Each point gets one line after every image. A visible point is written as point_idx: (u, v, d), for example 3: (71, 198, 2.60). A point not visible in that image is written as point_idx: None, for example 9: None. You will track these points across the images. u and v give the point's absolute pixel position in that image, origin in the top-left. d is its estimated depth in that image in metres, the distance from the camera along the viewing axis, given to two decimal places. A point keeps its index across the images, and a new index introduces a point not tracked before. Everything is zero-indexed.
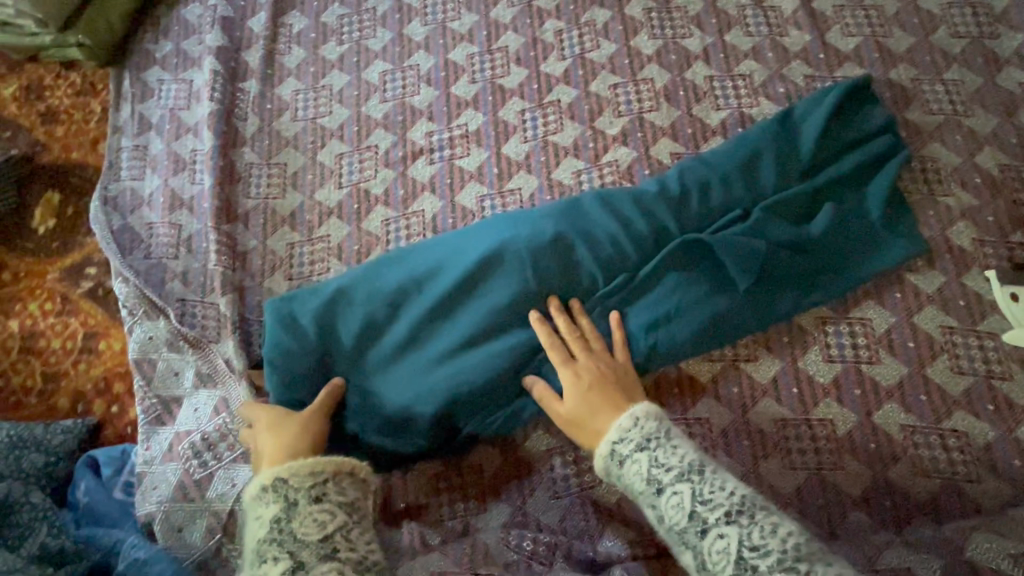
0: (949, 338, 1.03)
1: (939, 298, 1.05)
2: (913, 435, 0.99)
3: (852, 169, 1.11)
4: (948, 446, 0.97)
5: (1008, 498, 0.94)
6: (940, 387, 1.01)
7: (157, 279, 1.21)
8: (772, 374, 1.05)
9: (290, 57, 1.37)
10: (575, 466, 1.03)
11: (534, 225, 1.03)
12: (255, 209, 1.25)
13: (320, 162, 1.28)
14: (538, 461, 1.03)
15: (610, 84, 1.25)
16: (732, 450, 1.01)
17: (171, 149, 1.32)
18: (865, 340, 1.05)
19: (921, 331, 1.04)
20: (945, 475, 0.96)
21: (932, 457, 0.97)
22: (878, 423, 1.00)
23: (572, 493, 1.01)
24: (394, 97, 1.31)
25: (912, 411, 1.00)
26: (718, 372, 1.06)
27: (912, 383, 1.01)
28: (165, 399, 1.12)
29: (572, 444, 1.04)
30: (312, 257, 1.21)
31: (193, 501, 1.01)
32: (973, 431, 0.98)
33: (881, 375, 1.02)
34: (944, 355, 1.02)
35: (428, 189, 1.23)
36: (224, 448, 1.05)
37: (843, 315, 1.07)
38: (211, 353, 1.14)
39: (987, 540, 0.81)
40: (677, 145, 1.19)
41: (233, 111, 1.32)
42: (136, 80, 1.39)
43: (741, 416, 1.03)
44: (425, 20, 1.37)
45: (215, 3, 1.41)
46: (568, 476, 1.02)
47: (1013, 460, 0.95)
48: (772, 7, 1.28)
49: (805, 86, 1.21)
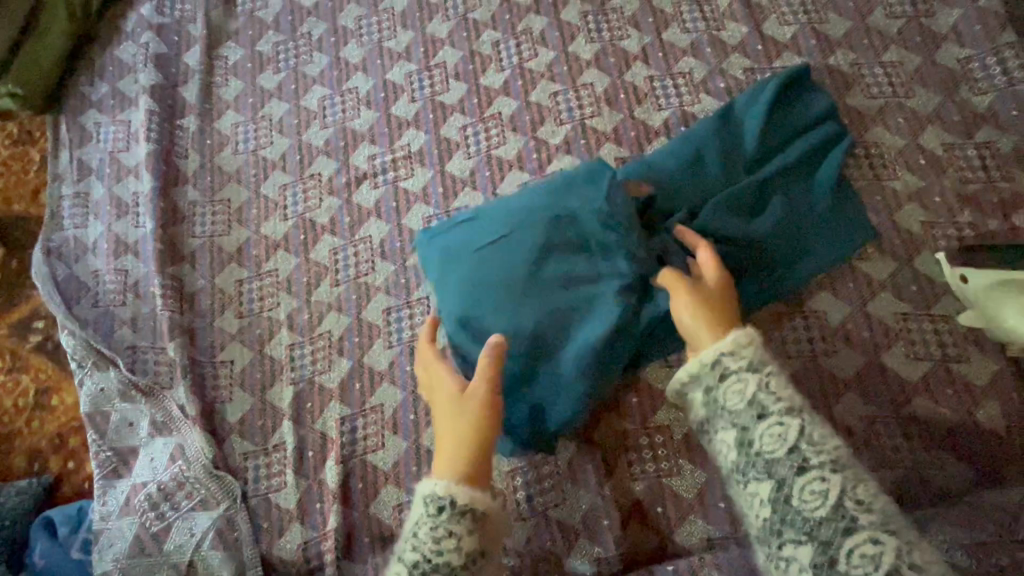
0: (903, 324, 1.02)
1: (891, 284, 1.04)
2: (873, 425, 0.97)
3: (800, 158, 1.08)
4: (909, 434, 0.96)
5: (972, 483, 0.92)
6: (897, 374, 0.99)
7: (106, 328, 1.19)
8: None
9: (227, 89, 1.35)
10: (538, 485, 1.01)
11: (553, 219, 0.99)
12: (201, 248, 1.23)
13: (263, 194, 1.26)
14: (499, 483, 1.01)
15: (550, 92, 1.24)
16: (694, 455, 1.00)
17: (113, 193, 1.30)
18: (820, 333, 1.03)
19: (875, 319, 1.03)
20: (908, 464, 0.94)
21: (894, 446, 0.96)
22: (838, 416, 0.98)
23: (537, 513, 0.99)
24: (334, 122, 1.29)
25: (871, 401, 0.99)
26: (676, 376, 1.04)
27: (870, 372, 1.00)
28: (120, 451, 1.10)
29: (533, 464, 1.02)
30: (261, 292, 1.19)
31: (151, 555, 1.00)
32: (932, 417, 0.96)
33: (838, 367, 1.01)
34: (900, 342, 1.01)
35: (374, 214, 1.21)
36: (181, 497, 1.04)
37: (798, 309, 1.05)
38: (164, 400, 1.12)
39: (944, 531, 0.80)
40: (621, 149, 1.18)
41: (173, 150, 1.30)
42: (73, 125, 1.37)
43: None
44: (362, 41, 1.35)
45: (147, 40, 1.39)
46: (531, 496, 1.00)
47: (974, 443, 0.94)
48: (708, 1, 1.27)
49: (745, 78, 1.20)
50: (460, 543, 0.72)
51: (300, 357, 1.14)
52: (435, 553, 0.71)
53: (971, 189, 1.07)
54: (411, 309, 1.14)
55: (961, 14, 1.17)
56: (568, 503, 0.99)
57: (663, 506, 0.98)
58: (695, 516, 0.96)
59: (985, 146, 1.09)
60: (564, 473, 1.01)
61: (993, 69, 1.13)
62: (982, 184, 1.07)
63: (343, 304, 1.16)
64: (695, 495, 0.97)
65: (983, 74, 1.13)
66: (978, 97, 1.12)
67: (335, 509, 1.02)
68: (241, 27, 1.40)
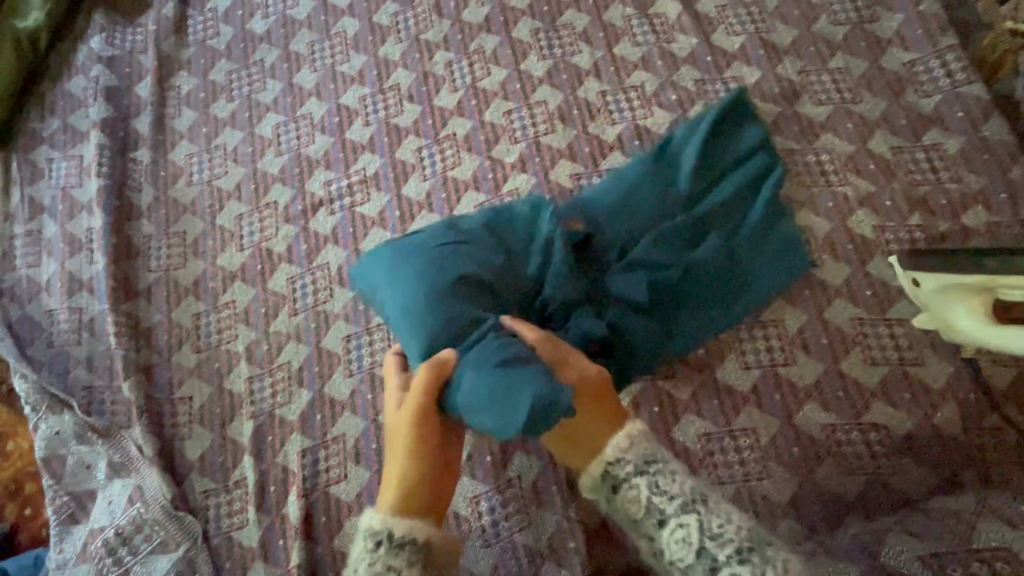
0: (860, 329, 1.02)
1: (847, 290, 1.05)
2: (834, 433, 0.97)
3: (735, 193, 1.07)
4: (869, 441, 0.96)
5: (932, 488, 0.93)
6: (856, 381, 1.00)
7: (60, 369, 1.16)
8: (692, 389, 1.02)
9: (181, 120, 1.34)
10: (503, 510, 1.00)
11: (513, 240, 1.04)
12: (157, 282, 1.21)
13: (219, 225, 1.25)
14: (464, 509, 1.00)
15: (504, 111, 1.24)
16: None
17: (66, 230, 1.27)
18: (779, 342, 1.03)
19: (832, 326, 1.03)
20: (869, 471, 0.95)
21: (856, 454, 0.96)
22: (799, 426, 0.98)
23: (503, 540, 0.98)
24: (289, 149, 1.28)
25: (831, 409, 0.99)
26: (637, 394, 1.03)
27: (829, 380, 1.00)
28: (77, 495, 1.08)
29: (497, 488, 1.01)
30: (219, 325, 1.17)
31: None
32: (891, 423, 0.97)
33: (797, 375, 1.01)
34: (857, 348, 1.01)
35: (331, 240, 1.20)
36: (139, 541, 1.02)
37: (755, 320, 1.05)
38: (121, 440, 1.10)
39: (900, 541, 0.80)
40: (575, 166, 1.18)
41: (126, 184, 1.29)
42: (24, 161, 1.35)
43: (665, 436, 1.00)
44: (315, 66, 1.34)
45: (97, 73, 1.37)
46: (496, 522, 0.99)
47: (932, 447, 0.95)
48: (657, 14, 1.27)
49: (697, 90, 1.20)
50: None
51: (260, 389, 1.12)
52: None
53: (920, 192, 1.08)
54: (371, 335, 1.12)
55: (904, 18, 1.19)
56: (534, 527, 0.98)
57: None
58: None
59: (933, 148, 1.10)
60: (529, 496, 1.00)
61: (937, 73, 1.14)
62: (932, 186, 1.08)
63: (302, 334, 1.14)
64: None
65: (928, 77, 1.14)
66: (924, 99, 1.13)
67: (298, 545, 1.00)
68: (193, 56, 1.39)
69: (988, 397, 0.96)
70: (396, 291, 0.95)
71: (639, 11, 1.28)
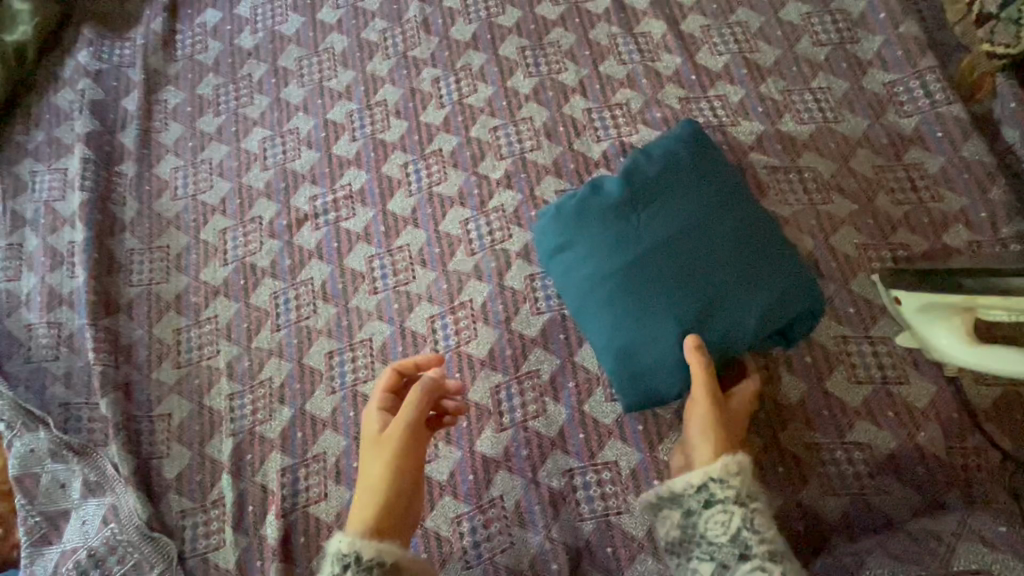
0: (843, 347, 1.02)
1: (830, 308, 1.05)
2: (819, 452, 0.97)
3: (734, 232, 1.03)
4: (853, 459, 0.96)
5: (915, 508, 0.92)
6: (839, 399, 0.99)
7: (38, 385, 1.15)
8: (675, 408, 1.02)
9: (167, 134, 1.34)
10: (486, 530, 0.98)
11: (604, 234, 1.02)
12: (138, 297, 1.20)
13: (203, 240, 1.24)
14: (445, 530, 0.99)
15: (490, 127, 1.24)
16: (643, 491, 0.98)
17: (48, 244, 1.26)
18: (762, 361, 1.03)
19: (815, 344, 1.03)
20: (854, 491, 0.94)
21: (840, 473, 0.95)
22: (784, 444, 0.98)
23: (485, 560, 0.97)
24: (276, 163, 1.28)
25: (815, 427, 0.98)
26: (622, 412, 1.03)
27: (812, 398, 1.00)
28: (49, 515, 1.05)
29: (479, 509, 0.99)
30: (200, 340, 1.16)
31: None
32: (875, 442, 0.96)
33: (781, 394, 1.01)
34: (841, 366, 1.01)
35: (316, 255, 1.19)
36: (113, 562, 0.99)
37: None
38: (97, 459, 1.08)
39: None
40: (561, 182, 1.18)
41: (110, 197, 1.28)
42: (7, 174, 1.34)
43: (649, 455, 1.00)
44: (303, 81, 1.35)
45: (84, 87, 1.37)
46: (478, 543, 0.98)
47: (916, 466, 0.94)
48: (641, 33, 1.29)
49: (682, 108, 1.21)
50: None
51: (240, 406, 1.10)
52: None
53: (902, 211, 1.09)
54: (354, 351, 1.12)
55: (884, 39, 1.21)
56: (514, 549, 0.97)
57: (611, 546, 0.96)
58: (644, 555, 0.94)
59: (913, 168, 1.11)
60: (511, 516, 0.99)
61: (917, 93, 1.16)
62: (913, 205, 1.09)
63: (284, 350, 1.13)
64: (641, 532, 0.96)
65: (908, 97, 1.16)
66: (904, 119, 1.15)
67: (275, 567, 0.98)
68: (181, 71, 1.39)
69: (970, 417, 0.96)
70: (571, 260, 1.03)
71: (623, 29, 1.29)
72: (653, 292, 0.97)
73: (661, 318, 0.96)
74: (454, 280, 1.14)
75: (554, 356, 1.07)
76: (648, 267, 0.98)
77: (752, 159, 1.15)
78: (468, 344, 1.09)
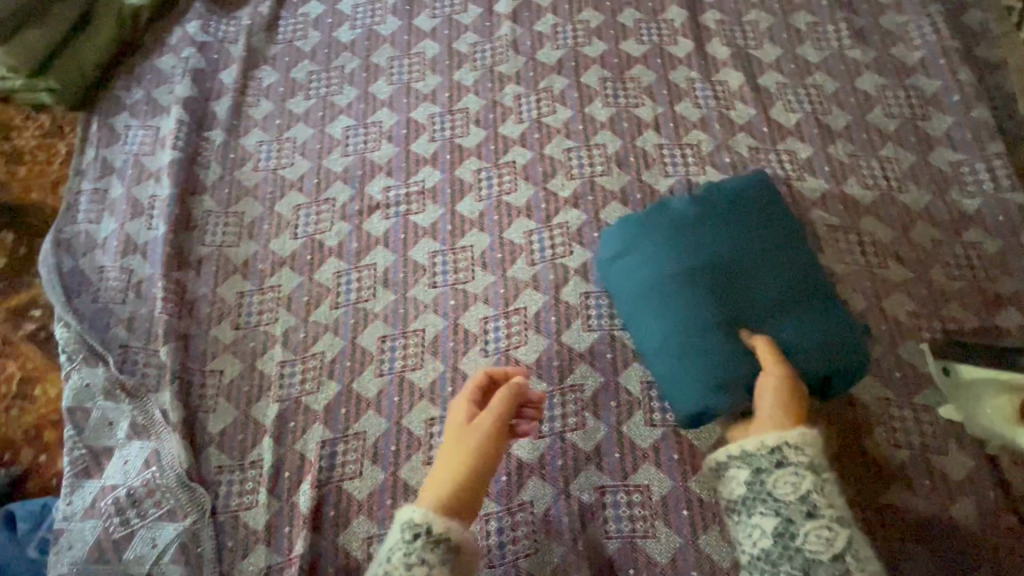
0: (885, 410, 1.04)
1: (876, 369, 1.07)
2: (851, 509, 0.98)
3: (790, 262, 1.05)
4: (884, 521, 0.97)
5: None
6: (876, 459, 1.01)
7: (101, 324, 1.19)
8: (711, 442, 1.04)
9: (257, 109, 1.41)
10: (512, 531, 1.00)
11: (664, 248, 1.07)
12: (208, 257, 1.26)
13: (277, 212, 1.30)
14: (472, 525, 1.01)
15: (564, 148, 1.30)
16: (670, 519, 0.99)
17: (131, 194, 1.33)
18: (802, 410, 1.05)
19: (858, 402, 1.05)
20: (882, 553, 0.95)
21: (870, 533, 0.96)
22: None
23: (506, 561, 0.98)
24: (356, 151, 1.34)
25: (849, 483, 0.99)
26: (658, 438, 1.05)
27: (849, 454, 1.01)
28: (94, 450, 1.09)
29: (508, 510, 1.01)
30: (261, 306, 1.21)
31: (110, 562, 0.98)
32: (908, 507, 0.97)
33: None
34: (881, 427, 1.03)
35: (381, 242, 1.24)
36: (149, 505, 1.02)
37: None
38: (147, 403, 1.12)
39: None
40: (626, 210, 1.23)
41: (196, 159, 1.35)
42: (103, 124, 1.42)
43: (681, 484, 1.02)
44: (392, 79, 1.42)
45: (188, 55, 1.46)
46: (503, 543, 0.99)
47: (946, 538, 0.95)
48: (719, 81, 1.35)
49: (750, 157, 1.26)
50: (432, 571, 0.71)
51: (290, 374, 1.14)
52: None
53: (956, 286, 1.12)
54: (406, 339, 1.15)
55: (954, 121, 1.25)
56: (539, 556, 0.98)
57: (633, 568, 0.97)
58: None
59: (971, 247, 1.14)
60: (539, 523, 1.00)
61: (982, 176, 1.20)
62: (967, 282, 1.12)
63: (339, 327, 1.17)
64: (666, 559, 0.97)
65: (972, 178, 1.20)
66: (967, 199, 1.18)
67: (304, 535, 1.00)
68: (279, 53, 1.48)
69: (1006, 497, 0.97)
70: (631, 270, 1.07)
71: (703, 75, 1.36)
72: (700, 308, 1.00)
73: (714, 339, 0.99)
74: (512, 286, 1.18)
75: (599, 373, 1.10)
76: (701, 285, 1.02)
77: (815, 214, 1.19)
78: (517, 349, 1.12)
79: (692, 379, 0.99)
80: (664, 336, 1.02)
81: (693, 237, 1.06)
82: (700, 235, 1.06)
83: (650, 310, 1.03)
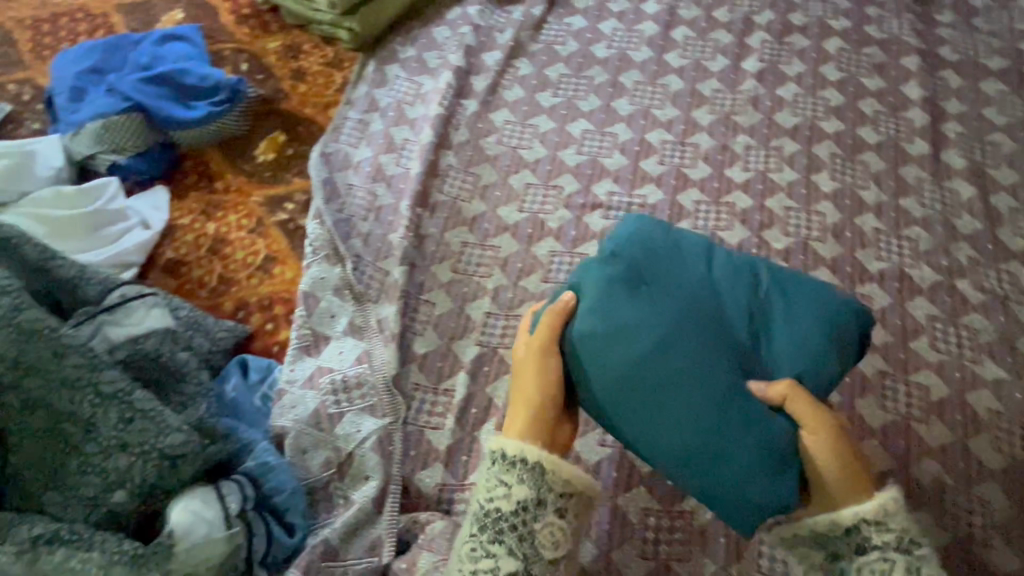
0: None
1: None
2: None
3: (787, 326, 0.88)
4: None
5: None
6: None
7: (343, 232, 1.36)
8: None
9: (510, 93, 1.58)
10: (672, 532, 1.05)
11: (692, 298, 0.88)
12: (444, 204, 1.41)
13: (510, 184, 1.44)
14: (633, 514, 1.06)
15: (786, 206, 1.37)
16: None
17: (388, 132, 1.52)
18: (983, 517, 1.04)
19: None
20: None
21: None
22: None
23: (661, 556, 1.03)
24: (590, 152, 1.47)
25: None
26: None
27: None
28: (316, 333, 1.23)
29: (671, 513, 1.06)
30: (479, 260, 1.34)
31: (321, 431, 1.12)
32: None
33: (994, 559, 1.01)
34: None
35: (596, 237, 1.35)
36: (357, 395, 1.15)
37: (964, 489, 1.07)
38: (369, 309, 1.26)
39: None
40: (835, 279, 1.28)
41: (451, 120, 1.52)
42: (378, 68, 1.63)
43: None
44: (634, 101, 1.55)
45: (463, 32, 1.67)
46: (660, 540, 1.04)
47: None
48: (948, 188, 1.39)
49: (969, 267, 1.28)
50: (555, 523, 0.81)
51: (493, 325, 1.26)
52: (486, 501, 0.82)
53: None
54: None
55: None
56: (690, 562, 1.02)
57: None
58: None
59: None
60: (696, 537, 1.04)
61: None
62: None
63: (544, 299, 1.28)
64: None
65: None
66: None
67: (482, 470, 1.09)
68: (538, 51, 1.65)
69: None
70: (631, 332, 0.86)
71: (932, 175, 1.41)
72: (713, 356, 0.84)
73: (733, 431, 0.81)
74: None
75: None
76: (686, 339, 0.85)
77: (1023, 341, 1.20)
78: None
79: (728, 448, 0.81)
80: (641, 379, 0.84)
81: (645, 284, 0.89)
82: (703, 278, 0.90)
83: (682, 393, 0.82)
